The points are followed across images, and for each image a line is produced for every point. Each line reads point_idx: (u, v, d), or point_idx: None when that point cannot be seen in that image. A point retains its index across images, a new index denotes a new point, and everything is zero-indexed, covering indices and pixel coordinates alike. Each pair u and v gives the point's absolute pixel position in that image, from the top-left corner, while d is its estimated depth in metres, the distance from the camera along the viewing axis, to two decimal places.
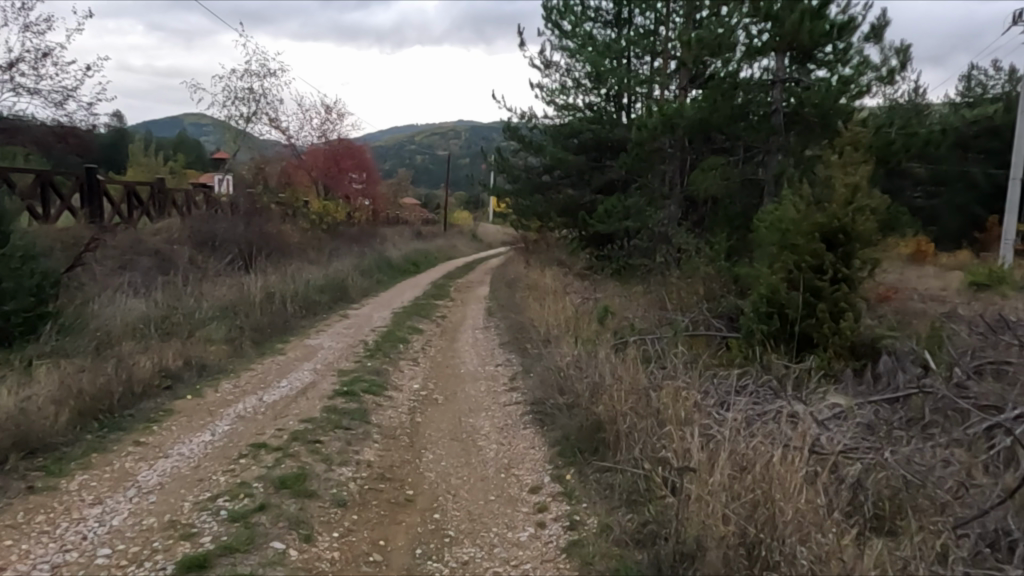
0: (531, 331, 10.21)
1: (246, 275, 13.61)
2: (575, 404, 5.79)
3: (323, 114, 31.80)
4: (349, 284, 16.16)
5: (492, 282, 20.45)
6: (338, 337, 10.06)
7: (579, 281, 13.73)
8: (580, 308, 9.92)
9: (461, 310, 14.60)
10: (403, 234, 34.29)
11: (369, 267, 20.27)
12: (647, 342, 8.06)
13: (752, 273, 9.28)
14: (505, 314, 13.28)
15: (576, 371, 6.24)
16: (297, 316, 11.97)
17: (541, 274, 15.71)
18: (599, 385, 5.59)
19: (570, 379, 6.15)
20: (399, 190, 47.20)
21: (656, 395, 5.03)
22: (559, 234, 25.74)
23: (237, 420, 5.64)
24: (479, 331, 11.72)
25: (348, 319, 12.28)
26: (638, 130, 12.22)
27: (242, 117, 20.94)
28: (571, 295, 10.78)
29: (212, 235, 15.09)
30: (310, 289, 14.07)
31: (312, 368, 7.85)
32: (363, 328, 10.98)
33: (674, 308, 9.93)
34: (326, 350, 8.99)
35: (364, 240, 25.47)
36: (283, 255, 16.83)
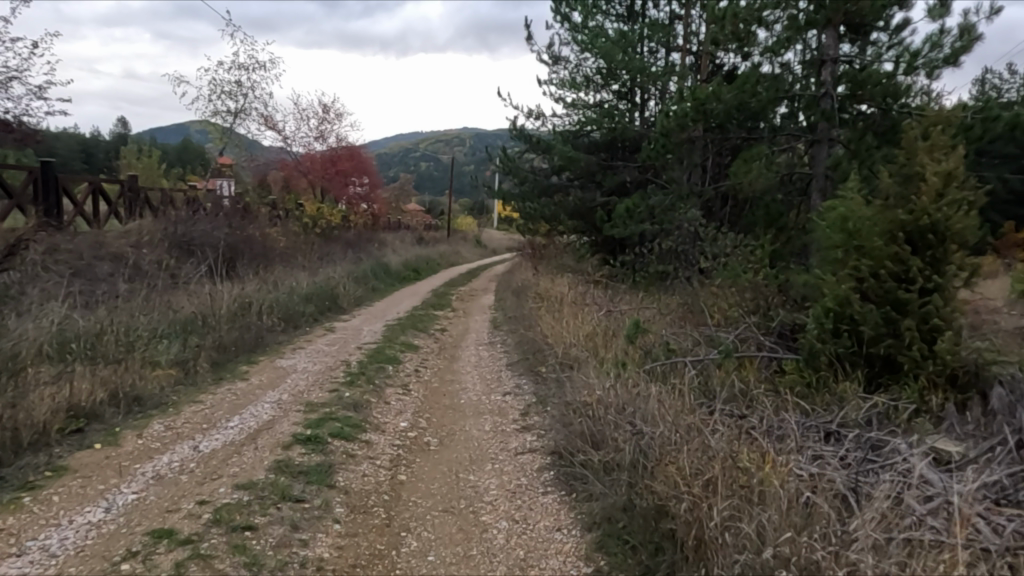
0: (544, 349, 8.68)
1: (222, 283, 12.16)
2: (616, 468, 4.29)
3: (321, 114, 30.48)
4: (339, 293, 14.69)
5: (498, 290, 18.98)
6: (318, 357, 8.53)
7: (596, 290, 12.18)
8: (602, 323, 8.38)
9: (464, 321, 13.14)
10: (403, 240, 32.77)
11: (364, 273, 18.73)
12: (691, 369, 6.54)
13: (812, 282, 7.74)
14: (512, 328, 11.75)
15: (613, 416, 4.73)
16: (274, 330, 10.45)
17: (552, 282, 14.16)
18: (652, 445, 4.09)
19: (608, 429, 4.64)
20: (400, 195, 45.87)
21: (742, 474, 3.54)
22: (569, 239, 24.24)
23: (151, 483, 4.13)
24: (483, 349, 10.18)
25: (334, 332, 10.82)
26: (665, 119, 10.71)
27: (229, 112, 19.53)
28: (589, 307, 9.25)
29: (187, 239, 13.62)
30: (294, 299, 12.55)
31: (276, 399, 6.35)
32: (347, 345, 9.45)
33: (713, 323, 8.40)
34: (299, 375, 7.46)
35: (362, 245, 24.03)
36: (269, 260, 15.39)
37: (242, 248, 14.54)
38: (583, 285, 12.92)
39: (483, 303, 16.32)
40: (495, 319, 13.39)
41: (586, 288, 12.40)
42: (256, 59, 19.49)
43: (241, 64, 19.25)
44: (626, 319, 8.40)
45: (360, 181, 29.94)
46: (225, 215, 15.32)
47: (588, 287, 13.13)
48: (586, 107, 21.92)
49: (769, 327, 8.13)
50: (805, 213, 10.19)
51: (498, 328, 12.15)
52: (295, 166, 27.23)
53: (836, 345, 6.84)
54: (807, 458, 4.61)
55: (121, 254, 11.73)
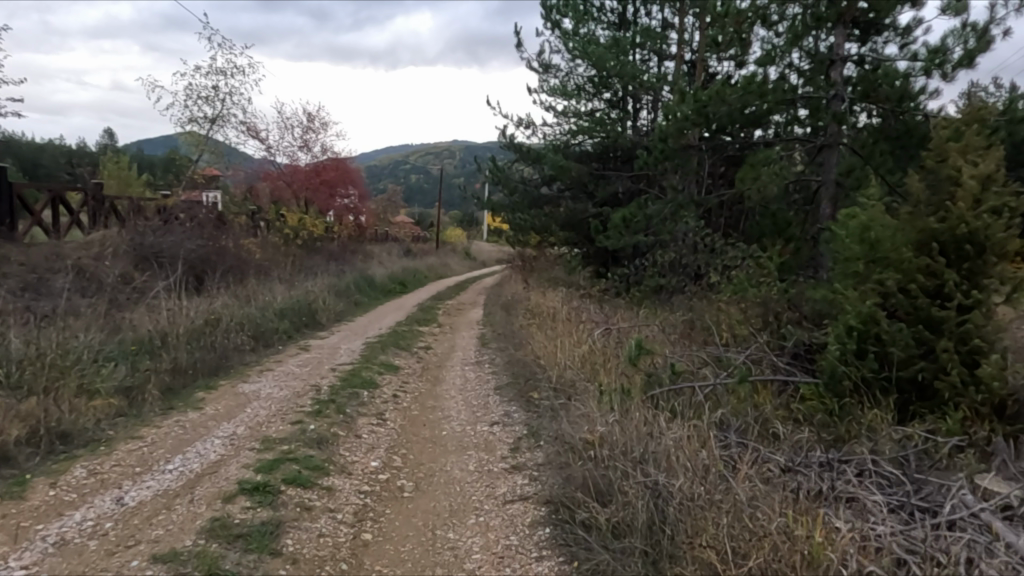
0: (537, 371, 7.91)
1: (189, 298, 11.32)
2: (631, 537, 3.58)
3: (306, 123, 29.74)
4: (318, 308, 13.87)
5: (487, 304, 18.22)
6: (285, 381, 7.70)
7: (592, 305, 11.42)
8: (600, 342, 7.64)
9: (450, 338, 12.38)
10: (390, 252, 31.91)
11: (347, 287, 17.89)
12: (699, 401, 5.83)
13: (830, 298, 7.04)
14: (501, 346, 10.97)
15: (619, 465, 3.98)
16: (241, 349, 9.61)
17: (544, 296, 13.38)
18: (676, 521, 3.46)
19: (616, 483, 3.91)
20: (387, 206, 45.10)
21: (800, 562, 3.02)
22: (560, 251, 23.55)
23: (50, 553, 3.34)
24: (469, 369, 9.37)
25: (309, 351, 10.02)
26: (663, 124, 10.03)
27: (206, 118, 18.74)
28: (586, 323, 8.50)
29: (155, 250, 12.79)
30: (267, 315, 11.70)
31: (230, 433, 5.55)
32: (321, 366, 8.62)
33: (722, 342, 7.66)
34: (262, 402, 6.66)
35: (347, 257, 23.22)
36: (244, 273, 14.56)
37: (215, 260, 13.68)
38: (577, 300, 12.17)
39: (471, 318, 15.53)
40: (484, 335, 12.61)
41: (580, 303, 11.65)
42: (235, 63, 18.74)
43: (219, 68, 18.49)
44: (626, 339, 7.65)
45: (346, 193, 29.20)
46: (197, 225, 14.48)
47: (582, 301, 12.39)
48: (577, 115, 21.26)
49: (783, 348, 7.41)
50: (814, 223, 9.51)
51: (487, 346, 11.36)
52: (278, 176, 26.49)
53: (862, 369, 6.12)
54: (852, 515, 3.87)
55: (79, 265, 10.87)
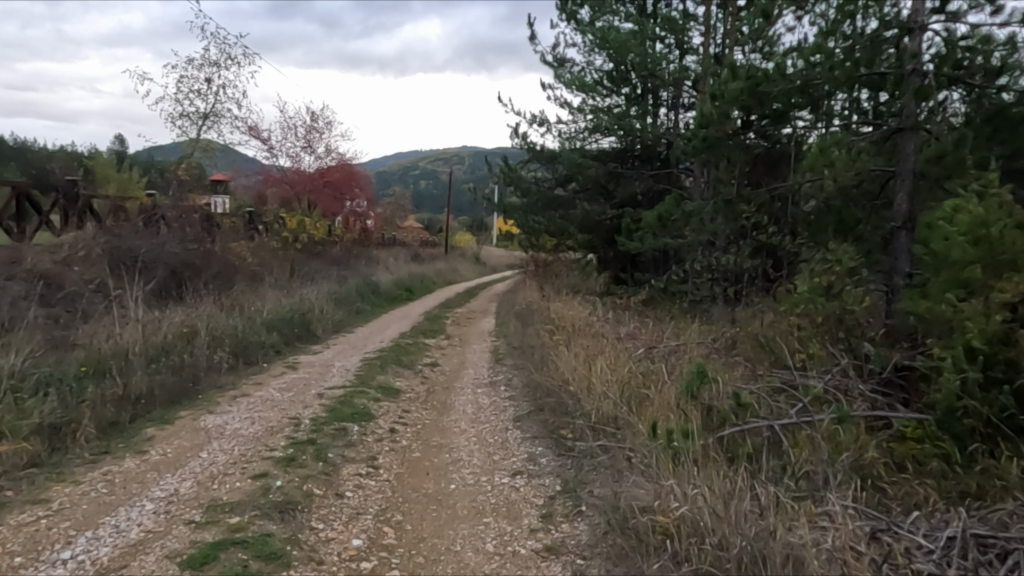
0: (564, 400, 6.53)
1: (164, 307, 10.04)
2: None
3: (310, 123, 28.60)
4: (313, 317, 12.56)
5: (499, 312, 16.89)
6: (259, 412, 6.35)
7: (622, 316, 10.02)
8: (643, 364, 6.26)
9: (460, 353, 11.04)
10: (397, 257, 30.63)
11: (348, 294, 16.54)
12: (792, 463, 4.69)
13: (932, 312, 5.63)
14: (519, 363, 9.58)
15: None
16: (217, 369, 8.28)
17: (565, 305, 12.01)
18: None
19: None
20: (395, 210, 43.89)
21: None
22: (577, 256, 22.21)
23: None
24: (483, 392, 7.97)
25: (297, 369, 8.69)
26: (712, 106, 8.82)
27: (199, 114, 17.52)
28: (623, 339, 7.10)
29: (133, 253, 11.53)
30: (253, 327, 10.35)
31: (169, 493, 4.21)
32: (306, 391, 7.26)
33: (792, 365, 6.26)
34: (224, 442, 5.32)
35: (350, 262, 21.94)
36: (234, 280, 13.29)
37: (201, 266, 12.40)
38: (603, 310, 10.75)
39: (483, 329, 14.13)
40: (499, 349, 11.21)
41: (608, 313, 10.25)
42: (230, 55, 17.53)
43: (212, 60, 17.29)
44: (676, 360, 6.27)
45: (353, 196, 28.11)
46: (183, 227, 13.23)
47: (608, 312, 10.96)
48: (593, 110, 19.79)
49: (871, 373, 6.01)
50: (889, 221, 8.06)
51: (502, 363, 9.97)
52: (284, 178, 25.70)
53: (994, 406, 4.73)
54: None
55: (41, 269, 9.62)
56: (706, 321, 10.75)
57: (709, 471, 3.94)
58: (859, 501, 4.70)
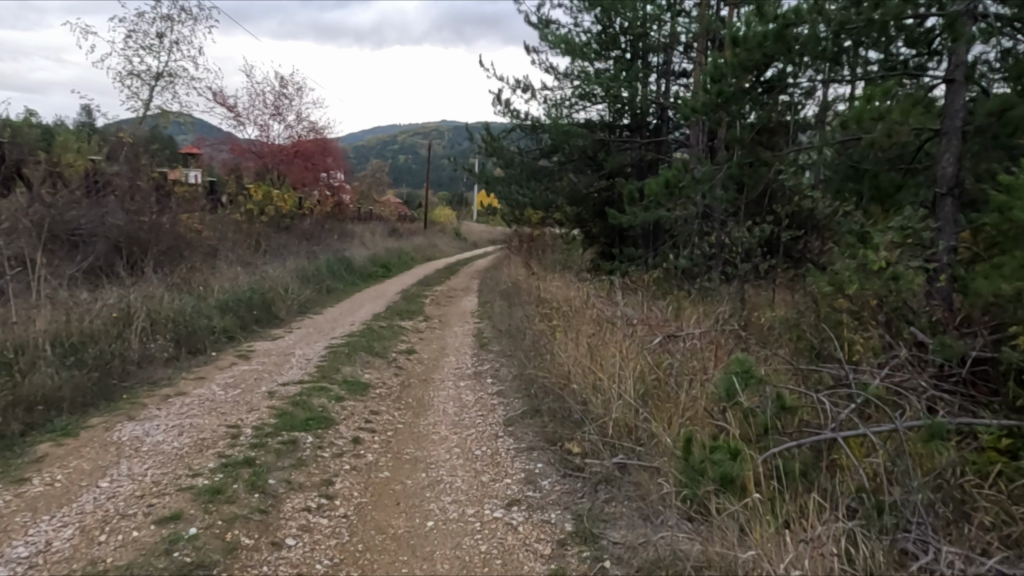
0: (567, 399, 5.44)
1: (100, 288, 8.73)
2: None
3: (279, 89, 26.91)
4: (277, 298, 11.31)
5: (482, 290, 15.76)
6: (192, 417, 5.17)
7: (622, 296, 8.93)
8: (663, 356, 5.16)
9: (440, 337, 9.92)
10: (374, 232, 29.26)
11: (318, 272, 15.24)
12: (852, 491, 3.75)
13: (1012, 296, 4.61)
14: (507, 350, 8.46)
15: None
16: (153, 362, 7.06)
17: (556, 283, 10.90)
18: None
19: None
20: (372, 185, 42.27)
21: None
22: (563, 230, 21.08)
23: None
24: (467, 387, 6.84)
25: (252, 359, 7.50)
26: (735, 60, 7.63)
27: (152, 73, 15.91)
28: (634, 325, 6.00)
29: (68, 226, 10.15)
30: (202, 309, 9.08)
31: (37, 551, 3.05)
32: (255, 389, 6.08)
33: (840, 357, 5.21)
34: (137, 463, 4.14)
35: (323, 237, 20.60)
36: (188, 256, 11.95)
37: (149, 241, 11.05)
38: (600, 289, 9.63)
39: (465, 310, 12.96)
40: (483, 334, 10.07)
41: (607, 293, 9.15)
42: (186, 7, 15.89)
43: (166, 13, 15.65)
44: (702, 350, 5.19)
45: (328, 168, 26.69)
46: (131, 196, 11.82)
47: (604, 291, 9.85)
48: (580, 75, 18.48)
49: (936, 368, 4.99)
50: (932, 186, 7.00)
51: (488, 349, 8.84)
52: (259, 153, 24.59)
53: None
54: None
55: None
56: (713, 302, 9.69)
57: (785, 542, 2.95)
58: (946, 536, 3.71)
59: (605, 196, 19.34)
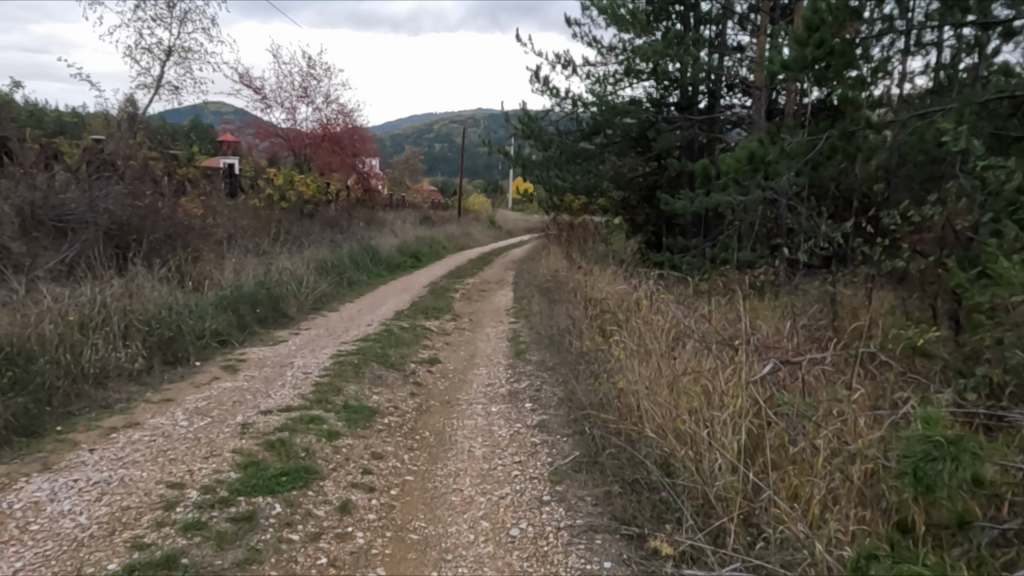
0: (640, 452, 3.94)
1: (74, 283, 7.49)
2: None
3: (307, 70, 25.70)
4: (286, 293, 10.00)
5: (520, 284, 14.29)
6: (128, 467, 3.81)
7: (689, 298, 7.37)
8: (784, 403, 3.63)
9: (469, 342, 8.49)
10: (406, 219, 28.00)
11: (339, 262, 13.96)
12: None
13: None
14: (550, 363, 6.98)
15: None
16: (116, 379, 5.78)
17: (607, 279, 9.35)
18: None
19: None
20: (405, 172, 41.06)
21: None
22: (606, 218, 19.45)
23: None
24: (501, 415, 5.38)
25: (238, 373, 6.14)
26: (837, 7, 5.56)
27: (162, 46, 14.70)
28: (728, 346, 4.45)
29: (55, 211, 8.96)
30: (193, 308, 7.78)
31: None
32: (228, 420, 4.71)
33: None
34: (8, 559, 2.80)
35: (350, 225, 19.38)
36: (195, 243, 10.73)
37: (146, 230, 9.82)
38: (660, 288, 8.07)
39: (499, 307, 11.52)
40: (520, 339, 8.61)
41: (671, 293, 7.59)
42: None
43: None
44: (840, 394, 3.63)
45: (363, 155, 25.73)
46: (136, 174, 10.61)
47: (665, 291, 8.29)
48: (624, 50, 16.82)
49: None
50: None
51: (528, 359, 7.38)
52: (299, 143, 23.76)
53: None
54: None
55: None
56: (796, 304, 8.05)
57: None
58: None
59: (651, 180, 17.66)
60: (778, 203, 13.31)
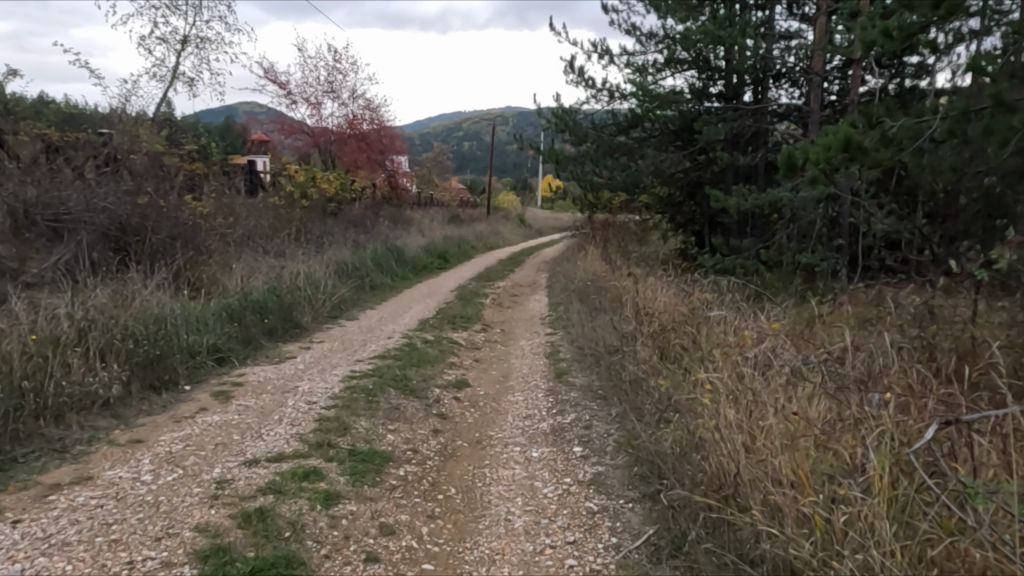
0: (747, 547, 2.86)
1: (57, 290, 6.59)
2: None
3: (333, 64, 24.91)
4: (300, 300, 9.07)
5: (556, 287, 13.20)
6: (50, 555, 2.84)
7: (762, 315, 6.24)
8: (970, 491, 2.53)
9: (502, 359, 7.45)
10: (434, 218, 27.08)
11: (361, 263, 13.03)
12: None
13: None
14: (599, 391, 5.89)
15: None
16: (84, 409, 4.86)
17: (658, 286, 8.21)
18: None
19: None
20: (433, 170, 40.21)
21: None
22: (645, 216, 18.24)
23: None
24: (545, 463, 4.31)
25: (229, 403, 5.16)
26: None
27: (177, 35, 13.91)
28: (857, 395, 3.33)
29: (49, 210, 8.15)
30: (190, 320, 6.85)
31: None
32: (202, 475, 3.73)
33: None
34: None
35: (375, 224, 18.51)
36: (205, 243, 9.84)
37: (149, 230, 8.86)
38: (724, 300, 6.94)
39: (534, 316, 10.45)
40: (560, 355, 7.53)
41: (741, 309, 6.45)
42: None
43: None
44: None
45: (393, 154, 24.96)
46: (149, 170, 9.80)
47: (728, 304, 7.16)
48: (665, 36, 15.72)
49: None
50: None
51: (572, 383, 6.29)
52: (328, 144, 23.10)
53: None
54: None
55: None
56: (885, 321, 6.86)
57: None
58: None
59: (694, 176, 16.42)
60: (843, 199, 12.00)
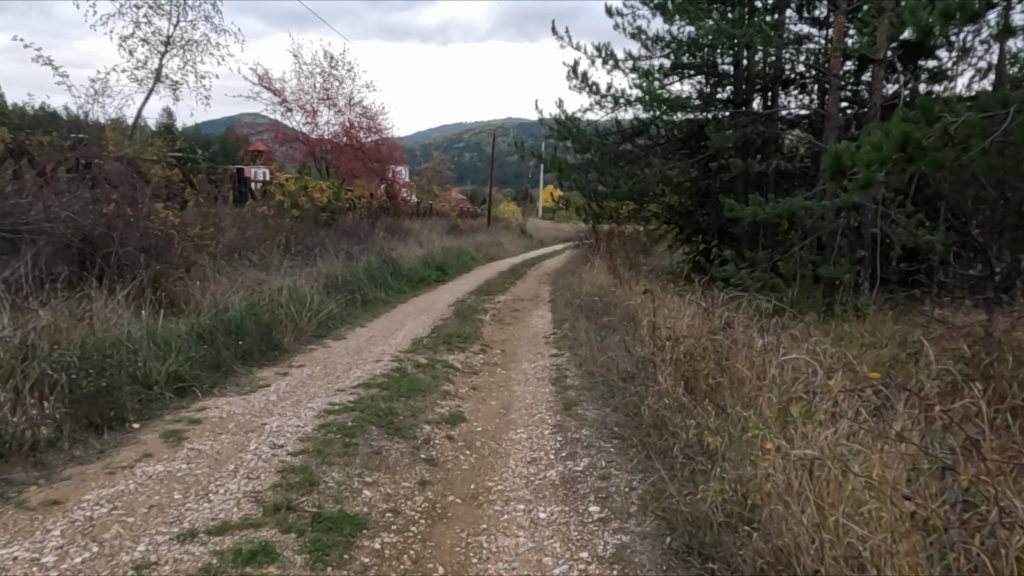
0: None
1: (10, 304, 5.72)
2: None
3: (329, 70, 24.26)
4: (282, 318, 8.30)
5: (560, 302, 12.42)
6: None
7: (801, 341, 5.46)
8: None
9: (502, 386, 6.67)
10: (433, 228, 26.37)
11: (353, 277, 12.25)
12: None
13: None
14: (614, 428, 5.10)
15: None
16: (2, 456, 4.05)
17: (674, 304, 7.45)
18: None
19: None
20: (432, 180, 39.57)
21: None
22: (652, 226, 17.53)
23: None
24: (554, 530, 3.51)
25: (178, 447, 4.36)
26: None
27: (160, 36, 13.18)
28: (966, 465, 2.56)
29: (7, 219, 7.10)
30: (150, 344, 6.03)
31: None
32: (122, 555, 2.94)
33: None
34: None
35: (370, 235, 17.77)
36: (183, 254, 9.05)
37: (115, 241, 8.06)
38: (753, 322, 6.16)
39: (537, 334, 9.65)
40: (568, 382, 6.74)
41: (774, 333, 5.67)
42: None
43: None
44: None
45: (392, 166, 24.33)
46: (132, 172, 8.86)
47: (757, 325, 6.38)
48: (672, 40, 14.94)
49: None
50: None
51: (582, 417, 5.49)
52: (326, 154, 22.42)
53: None
54: None
55: None
56: (935, 346, 6.08)
57: None
58: None
59: (704, 185, 15.68)
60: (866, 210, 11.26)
